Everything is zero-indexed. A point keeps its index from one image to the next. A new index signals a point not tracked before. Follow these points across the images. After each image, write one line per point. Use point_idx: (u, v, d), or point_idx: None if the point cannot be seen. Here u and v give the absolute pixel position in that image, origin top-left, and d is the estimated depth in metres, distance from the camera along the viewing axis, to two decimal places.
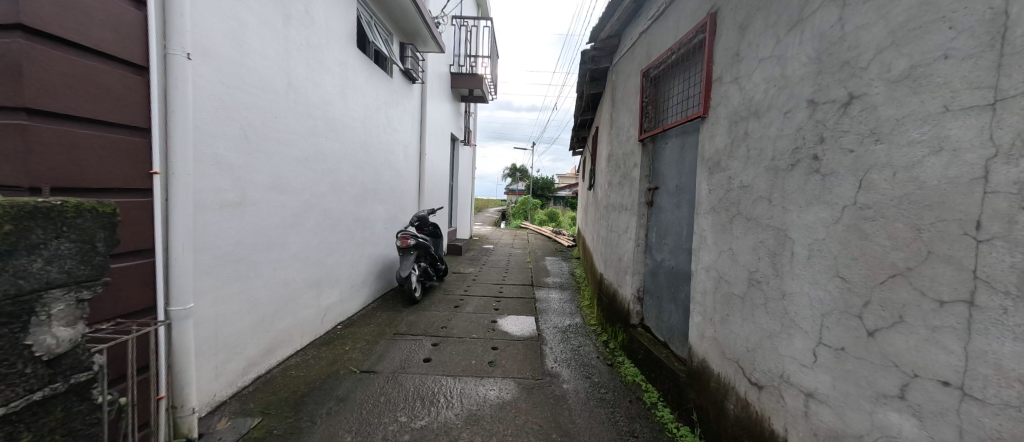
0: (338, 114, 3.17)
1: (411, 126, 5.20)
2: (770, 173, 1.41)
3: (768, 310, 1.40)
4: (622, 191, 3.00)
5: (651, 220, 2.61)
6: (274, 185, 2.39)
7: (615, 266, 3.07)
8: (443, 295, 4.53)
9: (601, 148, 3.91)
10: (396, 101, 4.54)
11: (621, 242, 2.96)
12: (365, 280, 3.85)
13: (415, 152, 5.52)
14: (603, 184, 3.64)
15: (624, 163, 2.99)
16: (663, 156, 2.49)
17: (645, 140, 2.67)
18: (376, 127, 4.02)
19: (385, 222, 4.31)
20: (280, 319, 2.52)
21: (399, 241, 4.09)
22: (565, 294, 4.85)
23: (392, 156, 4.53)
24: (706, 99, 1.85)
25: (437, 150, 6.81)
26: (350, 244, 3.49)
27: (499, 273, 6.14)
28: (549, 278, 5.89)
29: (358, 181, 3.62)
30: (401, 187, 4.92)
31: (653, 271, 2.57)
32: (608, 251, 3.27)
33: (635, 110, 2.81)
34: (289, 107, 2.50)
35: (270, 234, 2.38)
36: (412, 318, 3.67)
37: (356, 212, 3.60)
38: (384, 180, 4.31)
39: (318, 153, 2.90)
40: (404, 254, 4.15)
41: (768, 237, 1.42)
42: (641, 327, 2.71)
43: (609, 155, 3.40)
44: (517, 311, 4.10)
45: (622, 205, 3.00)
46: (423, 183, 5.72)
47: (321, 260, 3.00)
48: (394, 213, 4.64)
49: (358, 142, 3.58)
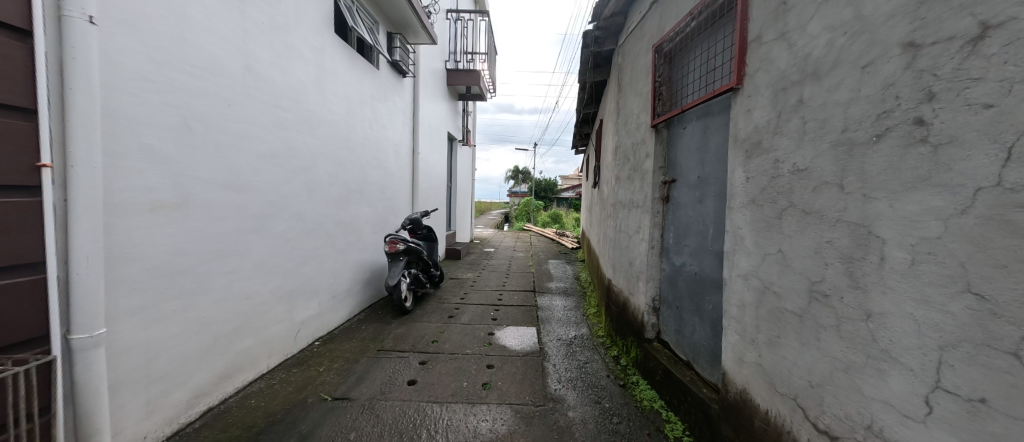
0: (314, 106, 2.85)
1: (402, 123, 4.88)
2: (839, 150, 1.06)
3: (840, 334, 1.04)
4: (632, 185, 2.65)
5: (668, 218, 2.25)
6: (229, 183, 2.06)
7: (625, 272, 2.71)
8: (437, 303, 4.19)
9: (607, 141, 3.55)
10: (385, 95, 4.22)
11: (632, 244, 2.60)
12: (350, 290, 3.51)
13: (408, 151, 5.20)
14: (610, 180, 3.29)
15: (634, 154, 2.64)
16: (681, 143, 2.14)
17: (658, 126, 2.31)
18: (362, 122, 3.69)
19: (373, 227, 3.99)
20: (241, 339, 2.18)
21: (387, 247, 3.75)
22: (569, 301, 4.48)
23: (381, 154, 4.21)
24: (740, 66, 1.50)
25: (433, 150, 6.49)
26: (331, 251, 3.16)
27: (499, 278, 5.79)
28: (552, 283, 5.52)
29: (340, 180, 3.28)
30: (392, 188, 4.59)
31: (671, 278, 2.21)
32: (616, 255, 2.91)
33: (646, 93, 2.46)
34: (248, 94, 2.18)
35: (225, 241, 2.05)
36: (400, 331, 3.33)
37: (338, 215, 3.26)
38: (372, 180, 3.99)
39: (289, 149, 2.57)
40: (393, 261, 3.81)
41: (839, 236, 1.06)
42: (657, 342, 2.35)
43: (616, 147, 3.05)
44: (517, 320, 3.73)
45: (632, 201, 2.64)
46: (416, 184, 5.39)
47: (295, 269, 2.67)
48: (384, 216, 4.31)
49: (339, 138, 3.25)
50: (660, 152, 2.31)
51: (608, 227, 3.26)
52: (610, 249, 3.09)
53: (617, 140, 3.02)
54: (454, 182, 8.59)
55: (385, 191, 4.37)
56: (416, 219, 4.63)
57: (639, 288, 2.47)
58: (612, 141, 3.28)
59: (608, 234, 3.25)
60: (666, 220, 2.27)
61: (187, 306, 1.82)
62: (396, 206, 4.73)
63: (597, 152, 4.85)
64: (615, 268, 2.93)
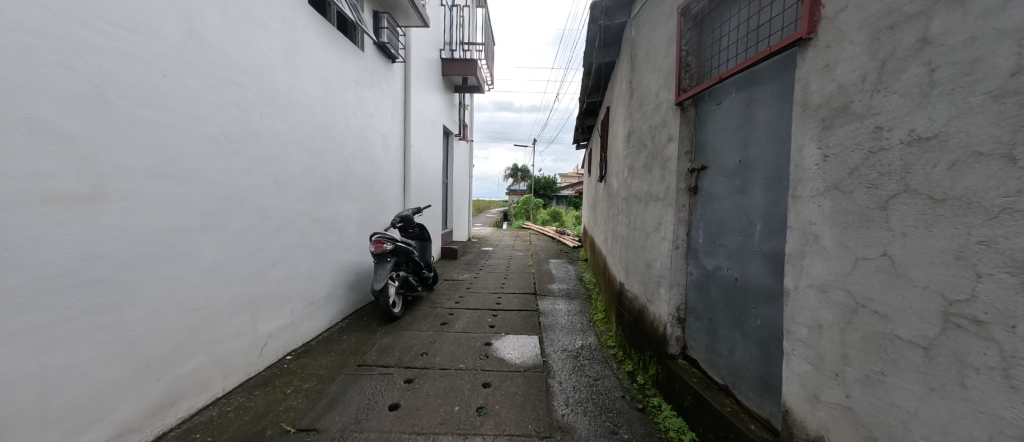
0: (282, 86, 2.47)
1: (391, 112, 4.51)
2: (1004, 105, 0.70)
3: (1011, 382, 0.69)
4: (649, 175, 2.28)
5: (697, 213, 1.89)
6: (166, 171, 1.69)
7: (641, 276, 2.35)
8: (429, 308, 3.82)
9: (617, 128, 3.17)
10: (371, 80, 3.84)
11: (650, 243, 2.23)
12: (330, 295, 3.14)
13: (398, 143, 4.82)
14: (620, 172, 2.93)
15: (651, 139, 2.27)
16: (714, 123, 1.78)
17: (684, 103, 1.94)
18: (344, 109, 3.31)
19: (358, 225, 3.62)
20: (186, 359, 1.82)
21: (373, 246, 3.37)
22: (573, 305, 4.12)
23: (367, 146, 3.84)
24: (814, 9, 1.13)
25: (426, 143, 6.10)
26: (307, 252, 2.80)
27: (497, 279, 5.43)
28: (554, 284, 5.16)
29: (317, 173, 2.91)
30: (380, 183, 4.22)
31: (701, 284, 1.85)
32: (630, 256, 2.55)
33: (668, 66, 2.09)
34: (193, 65, 1.81)
35: (162, 242, 1.68)
36: (386, 342, 2.96)
37: (315, 211, 2.89)
38: (356, 174, 3.62)
39: (250, 134, 2.19)
40: (380, 262, 3.44)
41: (1004, 235, 0.70)
42: (682, 359, 1.99)
43: (628, 133, 2.68)
44: (517, 328, 3.37)
45: (650, 194, 2.27)
46: (408, 178, 5.02)
47: (261, 274, 2.31)
48: (371, 213, 3.94)
49: (316, 124, 2.88)
50: (686, 134, 1.95)
51: (618, 225, 2.90)
52: (622, 250, 2.73)
53: (630, 125, 2.65)
54: (450, 178, 8.20)
55: (372, 186, 4.00)
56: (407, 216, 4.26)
57: (660, 295, 2.10)
58: (622, 127, 2.92)
59: (618, 232, 2.89)
60: (694, 215, 1.91)
61: (107, 322, 1.47)
62: (385, 203, 4.36)
63: (602, 144, 4.49)
64: (629, 271, 2.57)
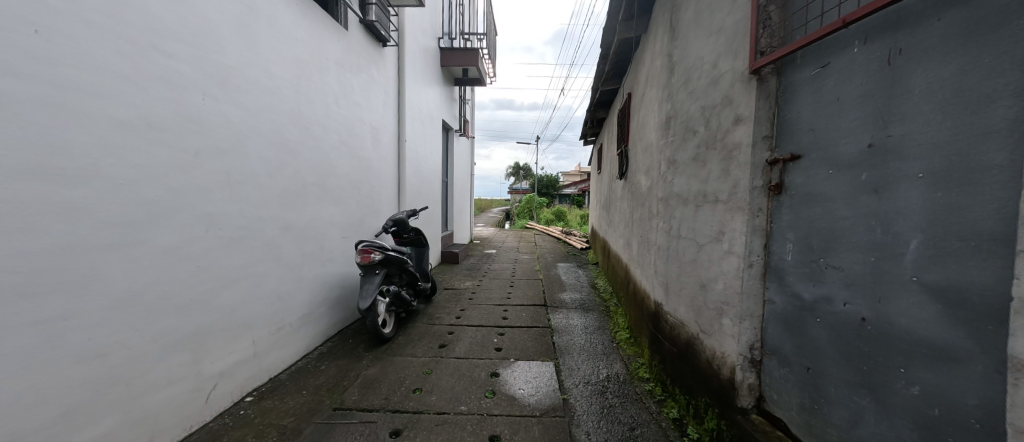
0: (236, 60, 1.98)
1: (383, 101, 4.00)
2: None
3: None
4: (702, 170, 1.78)
5: (782, 220, 1.39)
6: (44, 167, 1.22)
7: (691, 298, 1.84)
8: (426, 326, 3.33)
9: (647, 114, 2.65)
10: (357, 63, 3.34)
11: (706, 258, 1.72)
12: (309, 316, 2.66)
13: (391, 138, 4.31)
14: (654, 167, 2.41)
15: (704, 124, 1.76)
16: (815, 94, 1.27)
17: (762, 71, 1.42)
18: (324, 95, 2.81)
19: (343, 231, 3.13)
20: (85, 426, 1.33)
21: (359, 256, 2.88)
22: (590, 320, 3.62)
23: (353, 140, 3.33)
24: None
25: (424, 139, 5.60)
26: (276, 267, 2.31)
27: (502, 287, 4.94)
28: (565, 294, 4.66)
29: (289, 171, 2.42)
30: (370, 182, 3.72)
31: (791, 317, 1.34)
32: (672, 272, 2.04)
33: (734, 24, 1.57)
34: (91, 23, 1.33)
35: (38, 267, 1.20)
36: (373, 372, 2.48)
37: (287, 217, 2.40)
38: (341, 173, 3.12)
39: (191, 119, 1.71)
40: (367, 274, 2.95)
41: None
42: (757, 415, 1.49)
43: (667, 119, 2.16)
44: (528, 351, 2.88)
45: (704, 194, 1.76)
46: (403, 177, 4.52)
47: (210, 298, 1.83)
48: (359, 218, 3.45)
49: (286, 112, 2.38)
50: (765, 113, 1.44)
51: (652, 231, 2.39)
52: (659, 263, 2.22)
53: (670, 108, 2.13)
54: (451, 177, 7.69)
55: (361, 186, 3.51)
56: (401, 219, 3.77)
57: (723, 327, 1.60)
58: (656, 113, 2.40)
59: (653, 240, 2.37)
60: (777, 222, 1.41)
61: None
62: (377, 205, 3.86)
63: (622, 137, 3.96)
64: (670, 290, 2.06)
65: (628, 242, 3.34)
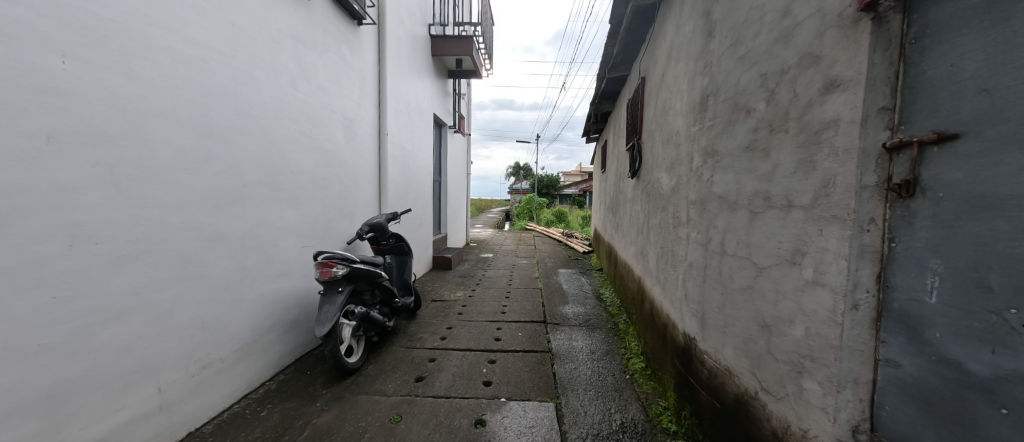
0: (128, 15, 1.49)
1: (360, 88, 3.49)
2: None
3: None
4: (765, 163, 1.26)
5: (911, 240, 0.86)
6: None
7: (746, 341, 1.32)
8: (403, 351, 2.82)
9: (671, 96, 2.14)
10: (323, 40, 2.83)
11: (774, 288, 1.20)
12: (253, 346, 2.16)
13: (371, 131, 3.80)
14: (682, 161, 1.89)
15: (769, 97, 1.24)
16: (997, 29, 0.73)
17: (879, 5, 0.90)
18: (273, 74, 2.30)
19: (305, 240, 2.62)
20: None
21: (318, 270, 2.36)
22: (596, 342, 3.10)
23: (318, 131, 2.82)
24: None
25: (412, 133, 5.09)
26: (199, 289, 1.81)
27: (497, 299, 4.42)
28: (567, 307, 4.14)
29: (220, 166, 1.91)
30: (342, 181, 3.21)
31: (937, 399, 0.82)
32: (714, 300, 1.52)
33: None
34: None
35: None
36: (326, 420, 1.97)
37: (217, 225, 1.90)
38: (301, 170, 2.61)
39: (45, 88, 1.25)
40: (329, 293, 2.43)
41: None
42: None
43: (704, 98, 1.64)
44: (522, 386, 2.37)
45: (767, 197, 1.24)
46: (385, 175, 4.00)
47: (76, 341, 1.32)
48: (327, 222, 2.94)
49: (212, 91, 1.87)
50: (883, 73, 0.92)
51: (679, 244, 1.87)
52: (692, 285, 1.70)
53: (709, 83, 1.61)
54: (444, 176, 7.18)
55: (330, 186, 3.00)
56: (378, 224, 3.26)
57: (804, 392, 1.09)
58: (685, 92, 1.88)
59: (680, 255, 1.86)
60: (907, 243, 0.86)
61: None
62: (351, 208, 3.35)
63: (633, 130, 3.44)
64: (710, 324, 1.55)
65: (643, 253, 2.83)
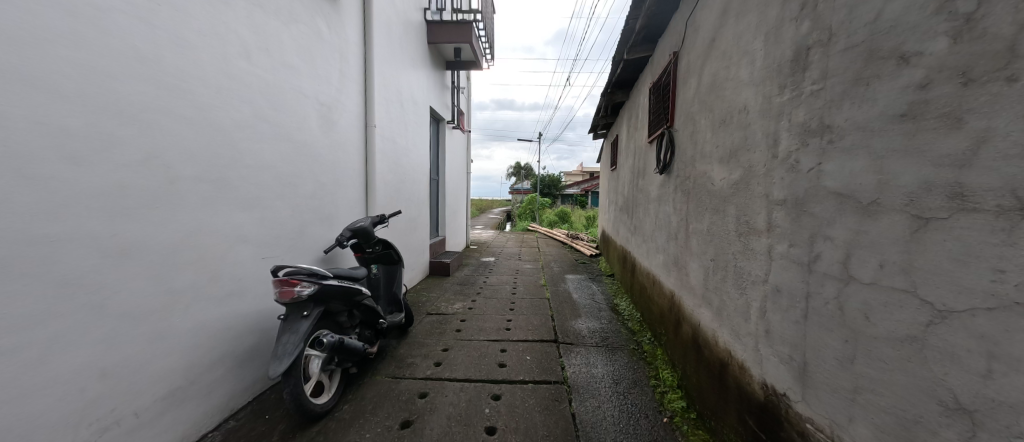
0: None
1: (341, 71, 3.01)
2: None
3: None
4: (949, 138, 0.76)
5: None
6: None
7: (910, 426, 0.82)
8: (388, 383, 2.32)
9: (728, 63, 1.64)
10: (291, 7, 2.35)
11: (987, 350, 0.70)
12: (189, 390, 1.67)
13: (355, 122, 3.31)
14: (754, 148, 1.38)
15: (959, 28, 0.75)
16: None
17: None
18: (218, 41, 1.82)
19: (266, 249, 2.14)
20: None
21: (279, 290, 1.86)
22: (621, 368, 2.60)
23: (285, 117, 2.33)
24: None
25: (405, 127, 4.60)
26: (95, 323, 1.33)
27: (500, 311, 3.93)
28: (581, 321, 3.64)
29: (131, 155, 1.44)
30: (319, 179, 2.72)
31: None
32: (832, 349, 1.01)
33: None
34: None
35: None
36: None
37: (128, 235, 1.42)
38: (262, 164, 2.12)
39: None
40: (291, 318, 1.90)
41: None
42: None
43: (802, 52, 1.14)
44: (535, 435, 1.87)
45: (958, 191, 0.74)
46: (372, 172, 3.52)
47: None
48: (297, 228, 2.45)
49: (118, 52, 1.40)
50: None
51: (753, 259, 1.37)
52: (781, 320, 1.20)
53: (811, 30, 1.12)
54: (442, 175, 6.72)
55: (302, 185, 2.51)
56: (362, 229, 2.77)
57: None
58: (760, 52, 1.38)
59: (755, 275, 1.35)
60: None
61: None
62: (330, 210, 2.86)
63: (660, 117, 2.94)
64: (820, 382, 1.05)
65: (678, 265, 2.32)
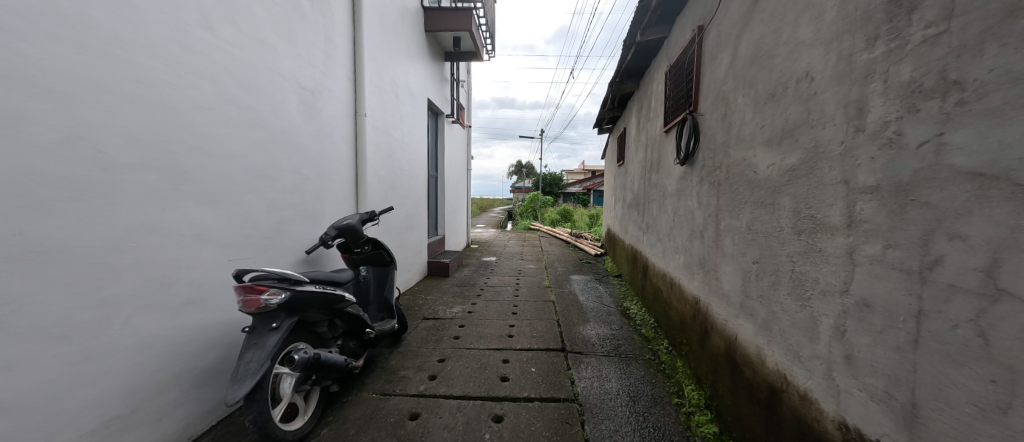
0: None
1: (327, 52, 2.73)
2: None
3: None
4: None
5: None
6: None
7: None
8: (376, 402, 2.05)
9: (780, 24, 1.35)
10: None
11: None
12: (132, 419, 1.41)
13: (345, 110, 3.03)
14: (825, 123, 1.09)
15: None
16: None
17: None
18: (169, 5, 1.54)
19: (233, 251, 1.87)
20: None
21: (243, 299, 1.58)
22: (637, 382, 2.32)
23: (259, 100, 2.05)
24: None
25: (401, 119, 4.32)
26: None
27: (502, 316, 3.65)
28: (590, 326, 3.36)
29: (47, 137, 1.17)
30: (301, 172, 2.44)
31: None
32: (962, 391, 0.73)
33: None
34: None
35: None
36: None
37: (40, 234, 1.15)
38: (229, 152, 1.85)
39: None
40: (257, 330, 1.63)
41: None
42: None
43: None
44: None
45: None
46: (364, 166, 3.24)
47: None
48: (273, 226, 2.17)
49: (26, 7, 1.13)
50: None
51: (821, 264, 1.08)
52: (870, 344, 0.91)
53: None
54: (441, 171, 6.44)
55: (281, 177, 2.23)
56: (350, 227, 2.50)
57: None
58: (831, 2, 1.09)
59: (826, 284, 1.06)
60: None
61: None
62: (314, 206, 2.58)
63: (680, 103, 2.65)
64: (939, 434, 0.77)
65: (706, 269, 2.03)
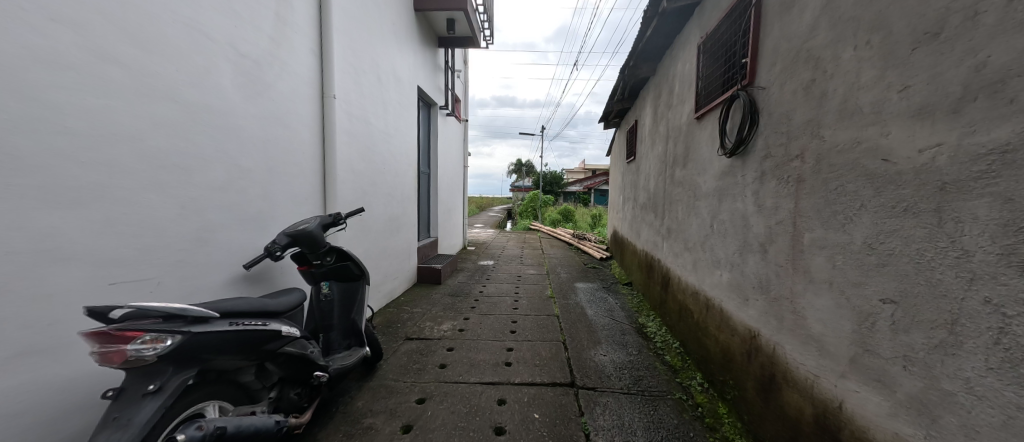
0: None
1: (279, 13, 2.17)
2: None
3: None
4: None
5: None
6: None
7: None
8: None
9: None
10: None
11: None
12: None
13: (308, 89, 2.48)
14: None
15: None
16: None
17: None
18: None
19: (119, 270, 1.34)
20: None
21: (99, 351, 1.05)
22: (670, 435, 1.79)
23: (165, 63, 1.51)
24: None
25: (385, 106, 3.76)
26: None
27: (499, 335, 3.11)
28: (602, 350, 2.83)
29: None
30: (239, 163, 1.90)
31: None
32: None
33: None
34: None
35: None
36: None
37: None
38: (107, 132, 1.31)
39: None
40: (125, 395, 1.09)
41: None
42: None
43: None
44: None
45: None
46: (333, 158, 2.69)
47: None
48: (192, 234, 1.64)
49: None
50: None
51: None
52: None
53: None
54: (434, 168, 5.88)
55: (205, 170, 1.69)
56: (306, 233, 1.99)
57: None
58: None
59: None
60: None
61: None
62: (261, 208, 2.03)
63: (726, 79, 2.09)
64: None
65: (773, 296, 1.49)
